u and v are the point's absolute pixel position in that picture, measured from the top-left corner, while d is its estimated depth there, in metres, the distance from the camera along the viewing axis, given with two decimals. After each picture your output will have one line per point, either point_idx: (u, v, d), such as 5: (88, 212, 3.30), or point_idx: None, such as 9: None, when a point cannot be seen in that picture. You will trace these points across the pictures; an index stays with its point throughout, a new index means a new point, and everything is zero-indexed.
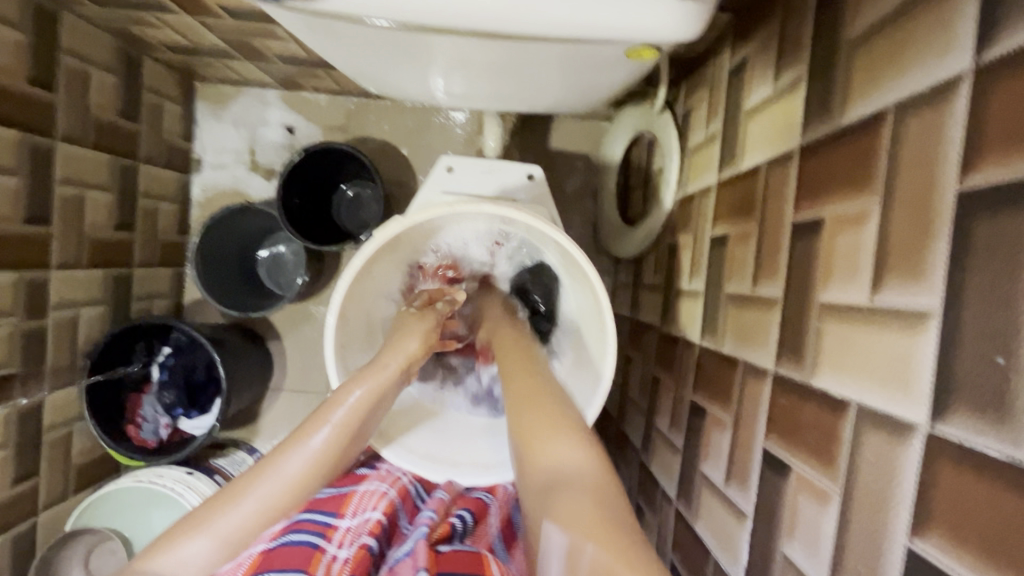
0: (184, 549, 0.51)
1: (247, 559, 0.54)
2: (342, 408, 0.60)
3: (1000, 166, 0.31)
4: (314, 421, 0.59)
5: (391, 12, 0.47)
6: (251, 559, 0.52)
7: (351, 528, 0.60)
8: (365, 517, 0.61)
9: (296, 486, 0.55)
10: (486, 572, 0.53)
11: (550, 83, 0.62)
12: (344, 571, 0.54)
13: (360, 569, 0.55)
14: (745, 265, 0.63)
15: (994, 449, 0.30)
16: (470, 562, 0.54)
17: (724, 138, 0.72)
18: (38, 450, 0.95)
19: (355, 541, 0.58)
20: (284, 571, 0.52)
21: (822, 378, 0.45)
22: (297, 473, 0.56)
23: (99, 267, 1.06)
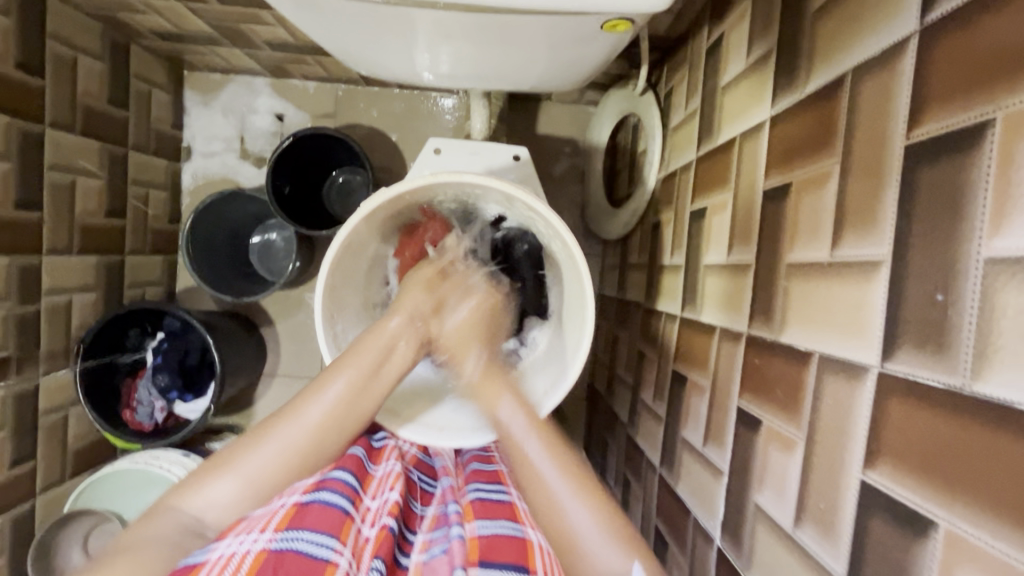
0: (211, 489, 0.55)
1: (280, 515, 0.52)
2: (361, 355, 0.61)
3: (940, 119, 0.33)
4: (332, 370, 0.60)
5: None
6: (284, 520, 0.51)
7: (375, 507, 0.58)
8: (387, 497, 0.59)
9: (316, 433, 0.58)
10: (529, 562, 0.52)
11: (530, 59, 0.63)
12: (370, 552, 0.53)
13: (385, 551, 0.53)
14: (721, 234, 0.65)
15: (935, 380, 0.32)
16: (513, 548, 0.54)
17: (703, 114, 0.74)
18: (35, 433, 0.96)
19: (380, 520, 0.56)
20: (319, 536, 0.50)
21: (790, 333, 0.48)
22: (316, 420, 0.58)
23: (91, 254, 1.07)
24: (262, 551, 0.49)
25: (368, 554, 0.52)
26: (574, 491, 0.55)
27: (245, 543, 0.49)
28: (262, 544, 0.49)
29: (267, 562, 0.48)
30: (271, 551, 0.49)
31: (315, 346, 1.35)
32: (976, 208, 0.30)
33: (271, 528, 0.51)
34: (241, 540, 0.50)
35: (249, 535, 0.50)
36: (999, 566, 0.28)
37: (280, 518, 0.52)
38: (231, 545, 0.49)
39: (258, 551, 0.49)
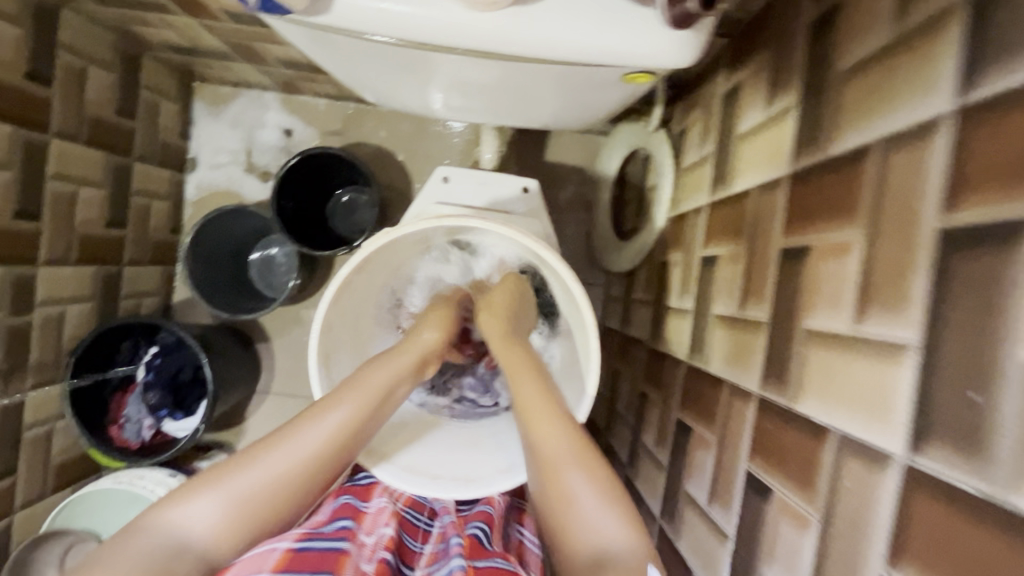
0: (197, 504, 0.51)
1: (273, 555, 0.49)
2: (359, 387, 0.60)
3: (977, 208, 0.32)
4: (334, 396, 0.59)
5: (391, 28, 0.47)
6: (278, 565, 0.48)
7: (367, 543, 0.56)
8: (381, 534, 0.58)
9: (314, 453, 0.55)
10: None
11: (548, 101, 0.62)
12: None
13: None
14: (733, 286, 0.64)
15: (967, 483, 0.30)
16: None
17: (717, 159, 0.73)
18: (17, 448, 0.94)
19: (375, 556, 0.54)
20: None
21: (805, 404, 0.46)
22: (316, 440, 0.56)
23: (88, 265, 1.05)
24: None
25: None
26: (580, 460, 0.54)
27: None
28: None
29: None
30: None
31: None
32: (1017, 306, 0.29)
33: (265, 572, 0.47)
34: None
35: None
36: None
37: (276, 558, 0.48)
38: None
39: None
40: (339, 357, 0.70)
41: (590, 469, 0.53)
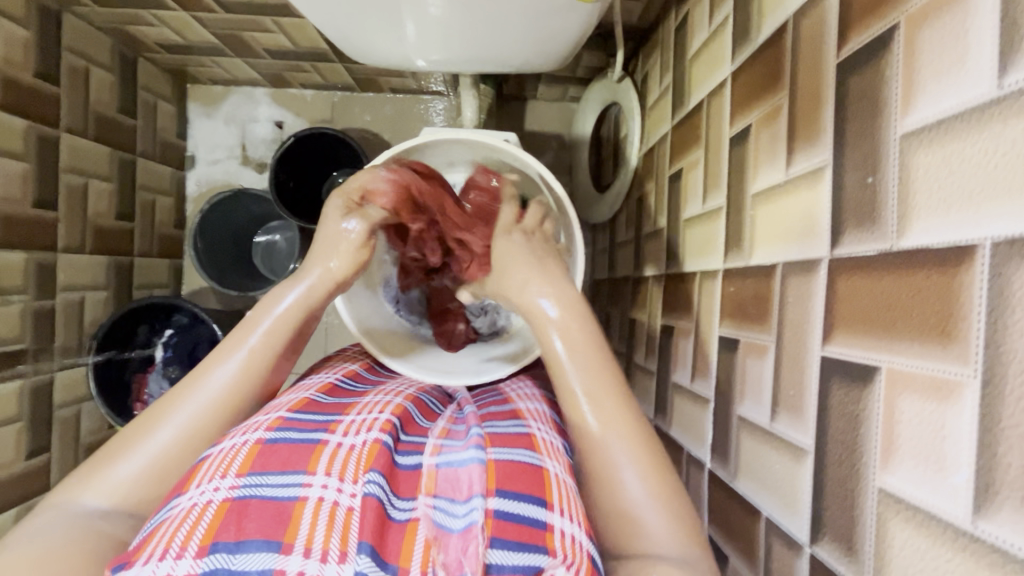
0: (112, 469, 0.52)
1: (242, 454, 0.49)
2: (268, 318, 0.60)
3: (861, 34, 0.39)
4: (244, 329, 0.60)
5: None
6: (245, 464, 0.48)
7: (358, 421, 0.54)
8: (372, 415, 0.55)
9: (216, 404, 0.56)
10: (545, 495, 0.48)
11: (513, 35, 0.71)
12: (358, 463, 0.49)
13: (380, 462, 0.49)
14: (696, 188, 0.71)
15: (871, 249, 0.37)
16: (527, 479, 0.49)
17: (675, 86, 0.81)
18: (49, 427, 0.99)
19: (365, 433, 0.52)
20: (286, 476, 0.47)
21: (757, 255, 0.53)
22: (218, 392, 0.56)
23: (102, 254, 1.12)
24: (223, 501, 0.45)
25: (351, 467, 0.48)
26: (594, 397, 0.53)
27: (206, 493, 0.46)
28: (223, 491, 0.46)
29: (230, 511, 0.44)
30: (232, 501, 0.45)
31: None
32: (891, 94, 0.36)
33: (231, 473, 0.47)
34: (202, 490, 0.46)
35: (208, 483, 0.47)
36: (941, 383, 0.30)
37: (245, 454, 0.49)
38: (192, 497, 0.46)
39: (219, 501, 0.45)
40: None
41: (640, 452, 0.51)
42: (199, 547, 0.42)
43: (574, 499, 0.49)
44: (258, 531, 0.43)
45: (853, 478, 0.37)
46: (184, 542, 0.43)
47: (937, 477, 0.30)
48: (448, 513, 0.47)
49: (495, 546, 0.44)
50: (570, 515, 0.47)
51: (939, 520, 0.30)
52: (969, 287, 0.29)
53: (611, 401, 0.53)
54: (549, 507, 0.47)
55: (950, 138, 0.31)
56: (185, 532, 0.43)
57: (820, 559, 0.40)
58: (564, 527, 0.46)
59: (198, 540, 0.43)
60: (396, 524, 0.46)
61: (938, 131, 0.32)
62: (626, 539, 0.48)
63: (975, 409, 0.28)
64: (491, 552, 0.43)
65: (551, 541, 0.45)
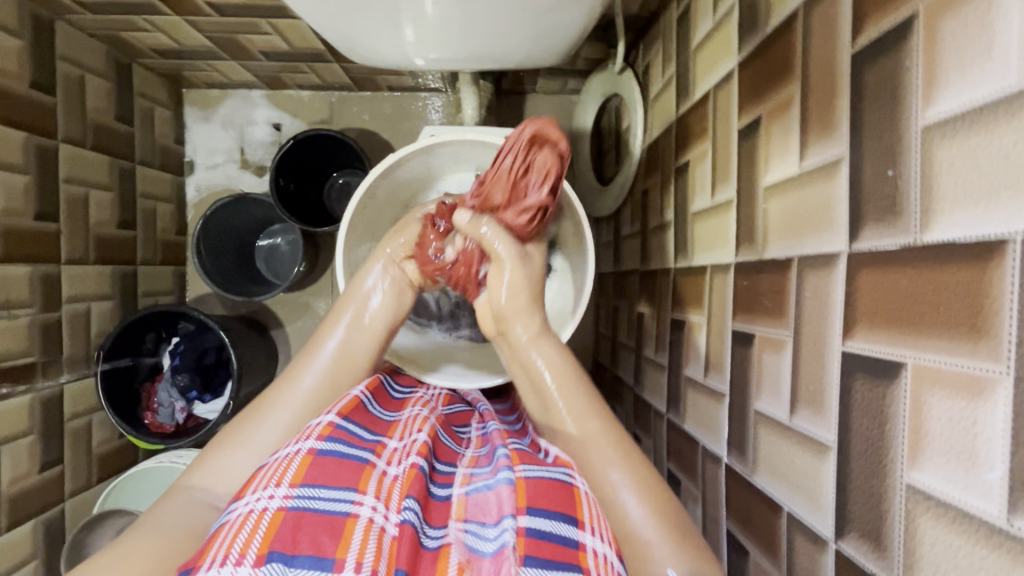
0: (225, 463, 0.54)
1: (296, 462, 0.48)
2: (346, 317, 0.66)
3: (878, 23, 0.38)
4: (327, 330, 0.64)
5: None
6: (299, 473, 0.46)
7: (400, 447, 0.54)
8: (412, 439, 0.56)
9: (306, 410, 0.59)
10: (577, 513, 0.46)
11: (515, 30, 0.70)
12: (401, 490, 0.48)
13: (416, 490, 0.49)
14: (704, 180, 0.70)
15: (894, 243, 0.36)
16: (559, 496, 0.47)
17: (679, 77, 0.80)
18: (62, 439, 0.99)
19: (406, 460, 0.52)
20: (337, 491, 0.46)
21: (771, 249, 0.53)
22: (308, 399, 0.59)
23: (106, 264, 1.11)
24: (278, 510, 0.44)
25: (395, 493, 0.48)
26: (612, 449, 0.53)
27: (261, 500, 0.44)
28: (276, 501, 0.44)
29: (285, 522, 0.43)
30: (288, 510, 0.44)
31: None
32: (911, 86, 0.35)
33: (286, 482, 0.46)
34: (256, 497, 0.45)
35: (264, 489, 0.45)
36: (972, 379, 0.30)
37: (297, 465, 0.47)
38: (248, 502, 0.45)
39: (274, 509, 0.44)
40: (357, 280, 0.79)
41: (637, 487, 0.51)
42: (257, 555, 0.41)
43: (602, 517, 0.48)
44: (312, 545, 0.42)
45: (879, 473, 0.37)
46: (243, 549, 0.41)
47: (969, 473, 0.30)
48: (480, 537, 0.46)
49: (529, 564, 0.42)
50: (600, 533, 0.46)
51: (973, 517, 0.30)
52: (1000, 282, 0.29)
53: (594, 420, 0.55)
54: (580, 525, 0.46)
55: (976, 130, 0.30)
56: (244, 539, 0.42)
57: (846, 555, 0.40)
58: (597, 548, 0.45)
59: (256, 548, 0.41)
60: (429, 551, 0.45)
61: (962, 124, 0.31)
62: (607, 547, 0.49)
63: (1008, 406, 0.28)
64: (525, 570, 0.41)
65: (585, 561, 0.44)
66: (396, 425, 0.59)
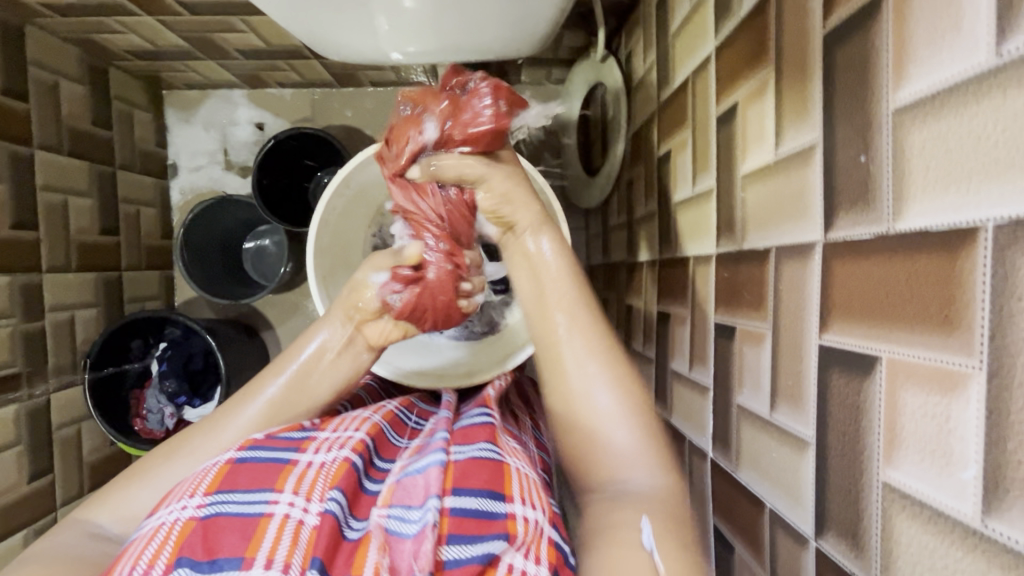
0: (126, 500, 0.55)
1: (212, 474, 0.48)
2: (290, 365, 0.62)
3: (849, 0, 0.36)
4: (270, 371, 0.62)
5: None
6: (214, 483, 0.47)
7: (331, 438, 0.53)
8: (347, 433, 0.55)
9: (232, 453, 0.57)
10: (504, 488, 0.49)
11: (488, 20, 0.68)
12: (325, 483, 0.48)
13: (345, 483, 0.48)
14: (686, 169, 0.68)
15: (867, 231, 0.35)
16: (487, 473, 0.50)
17: (659, 64, 0.78)
18: (51, 448, 0.99)
19: (336, 450, 0.51)
20: (253, 494, 0.47)
21: (750, 239, 0.51)
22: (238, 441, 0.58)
23: (89, 271, 1.10)
24: (190, 520, 0.45)
25: (318, 487, 0.48)
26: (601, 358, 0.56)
27: (175, 511, 0.46)
28: (189, 511, 0.45)
29: (195, 531, 0.44)
30: (199, 519, 0.45)
31: None
32: (880, 69, 0.33)
33: (200, 493, 0.47)
34: (170, 510, 0.46)
35: (177, 503, 0.46)
36: (946, 375, 0.29)
37: (212, 476, 0.48)
38: (162, 516, 0.46)
39: (185, 519, 0.45)
40: (334, 281, 0.77)
41: (631, 417, 0.54)
42: (167, 563, 0.42)
43: (533, 492, 0.51)
44: (227, 548, 0.43)
45: (857, 472, 0.36)
46: (153, 559, 0.43)
47: (943, 473, 0.29)
48: (403, 520, 0.47)
49: (451, 543, 0.45)
50: (531, 503, 0.49)
51: (947, 518, 0.29)
52: (972, 273, 0.27)
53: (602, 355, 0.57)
54: (509, 499, 0.48)
55: (947, 111, 0.29)
56: (154, 550, 0.43)
57: (825, 553, 0.39)
58: (527, 515, 0.47)
59: (165, 557, 0.43)
60: (349, 543, 0.45)
61: (932, 105, 0.30)
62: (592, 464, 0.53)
63: (981, 402, 0.27)
64: (447, 550, 0.44)
65: (513, 528, 0.46)
66: (336, 421, 0.58)
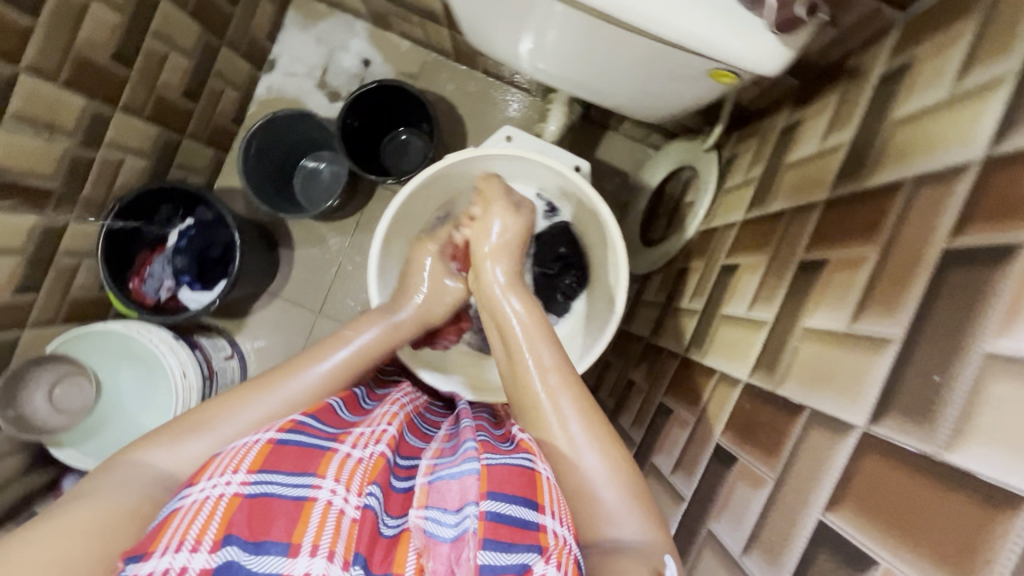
0: (178, 448, 0.51)
1: (255, 450, 0.47)
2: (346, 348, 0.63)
3: (983, 234, 0.38)
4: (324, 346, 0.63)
5: None
6: (257, 460, 0.47)
7: (365, 433, 0.53)
8: (378, 428, 0.55)
9: (289, 404, 0.56)
10: (538, 497, 0.48)
11: (634, 82, 0.71)
12: (362, 475, 0.48)
13: (381, 478, 0.49)
14: (747, 290, 0.70)
15: (913, 445, 0.37)
16: (525, 484, 0.49)
17: (761, 184, 0.80)
18: (48, 270, 0.99)
19: (372, 445, 0.52)
20: (296, 476, 0.46)
21: (786, 388, 0.53)
22: (291, 396, 0.56)
23: (155, 125, 1.11)
24: (235, 497, 0.44)
25: (358, 478, 0.47)
26: (578, 411, 0.56)
27: (218, 486, 0.45)
28: (233, 489, 0.44)
29: (241, 508, 0.44)
30: (245, 497, 0.44)
31: (323, 283, 1.38)
32: (989, 311, 0.36)
33: (243, 469, 0.46)
34: (213, 484, 0.45)
35: (219, 477, 0.45)
36: None
37: (257, 452, 0.47)
38: (204, 489, 0.45)
39: (230, 496, 0.44)
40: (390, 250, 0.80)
41: (624, 479, 0.51)
42: (214, 540, 0.42)
43: (562, 502, 0.50)
44: (275, 531, 0.43)
45: None
46: (199, 535, 0.42)
47: None
48: (438, 522, 0.47)
49: (486, 548, 0.44)
50: (559, 517, 0.48)
51: None
52: (1005, 536, 0.31)
53: (591, 421, 0.55)
54: (542, 509, 0.48)
55: None
56: (200, 526, 0.42)
57: None
58: (558, 530, 0.47)
59: (212, 534, 0.42)
60: (386, 540, 0.46)
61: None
62: (582, 524, 0.50)
63: None
64: (482, 554, 0.43)
65: (545, 541, 0.45)
66: (366, 413, 0.59)
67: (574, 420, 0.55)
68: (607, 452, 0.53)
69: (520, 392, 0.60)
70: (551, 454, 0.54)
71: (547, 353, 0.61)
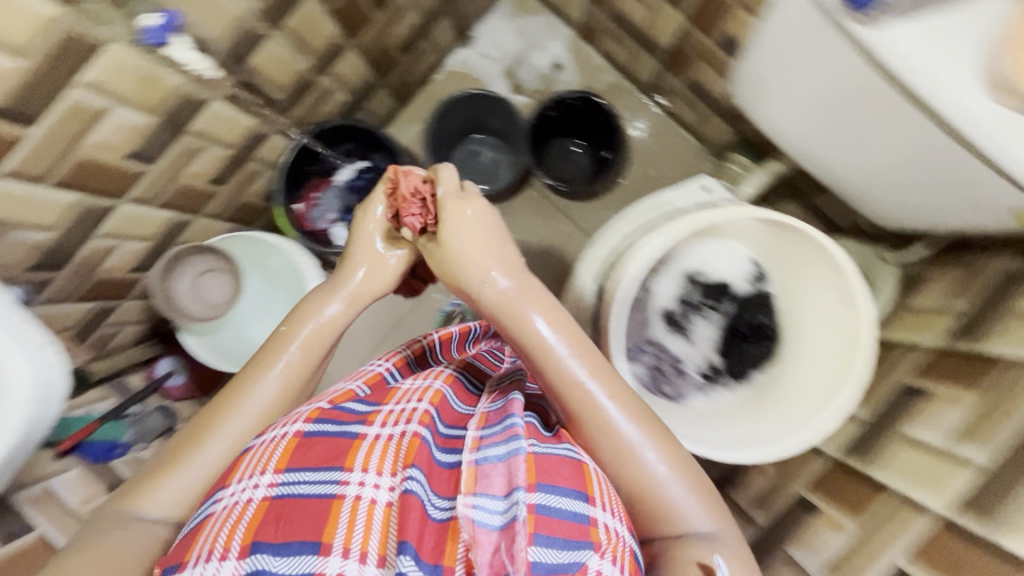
0: (162, 489, 0.53)
1: (281, 448, 0.47)
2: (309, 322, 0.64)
3: None
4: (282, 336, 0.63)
5: (920, 79, 0.56)
6: (283, 456, 0.47)
7: (395, 410, 0.52)
8: (411, 403, 0.52)
9: (262, 419, 0.58)
10: (590, 494, 0.47)
11: (913, 192, 0.73)
12: (394, 457, 0.46)
13: (421, 456, 0.46)
14: (945, 421, 0.70)
15: None
16: (577, 484, 0.47)
17: (964, 315, 0.78)
18: (237, 170, 1.04)
19: (401, 421, 0.50)
20: (323, 471, 0.45)
21: (1009, 539, 0.56)
22: (262, 408, 0.58)
23: (363, 67, 1.15)
24: (263, 500, 0.44)
25: (390, 463, 0.46)
26: (633, 429, 0.53)
27: (247, 490, 0.45)
28: (262, 489, 0.45)
29: (271, 508, 0.43)
30: (272, 498, 0.44)
31: None
32: None
33: (270, 469, 0.46)
34: (242, 488, 0.46)
35: (249, 481, 0.46)
36: None
37: (282, 449, 0.47)
38: (235, 494, 0.46)
39: (259, 500, 0.44)
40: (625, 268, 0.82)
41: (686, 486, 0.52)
42: (243, 547, 0.41)
43: (612, 495, 0.49)
44: (301, 532, 0.42)
45: None
46: (227, 543, 0.42)
47: None
48: (487, 509, 0.43)
49: (537, 544, 0.42)
50: (610, 510, 0.47)
51: None
52: None
53: (631, 436, 0.53)
54: (592, 500, 0.47)
55: None
56: (226, 535, 0.43)
57: None
58: (608, 524, 0.46)
59: (240, 541, 0.42)
60: (437, 524, 0.43)
61: None
62: (667, 538, 0.51)
63: None
64: (535, 552, 0.41)
65: (597, 536, 0.45)
66: (398, 390, 0.56)
67: (642, 445, 0.52)
68: (679, 474, 0.53)
69: (571, 415, 0.54)
70: (621, 479, 0.52)
71: (578, 357, 0.55)
